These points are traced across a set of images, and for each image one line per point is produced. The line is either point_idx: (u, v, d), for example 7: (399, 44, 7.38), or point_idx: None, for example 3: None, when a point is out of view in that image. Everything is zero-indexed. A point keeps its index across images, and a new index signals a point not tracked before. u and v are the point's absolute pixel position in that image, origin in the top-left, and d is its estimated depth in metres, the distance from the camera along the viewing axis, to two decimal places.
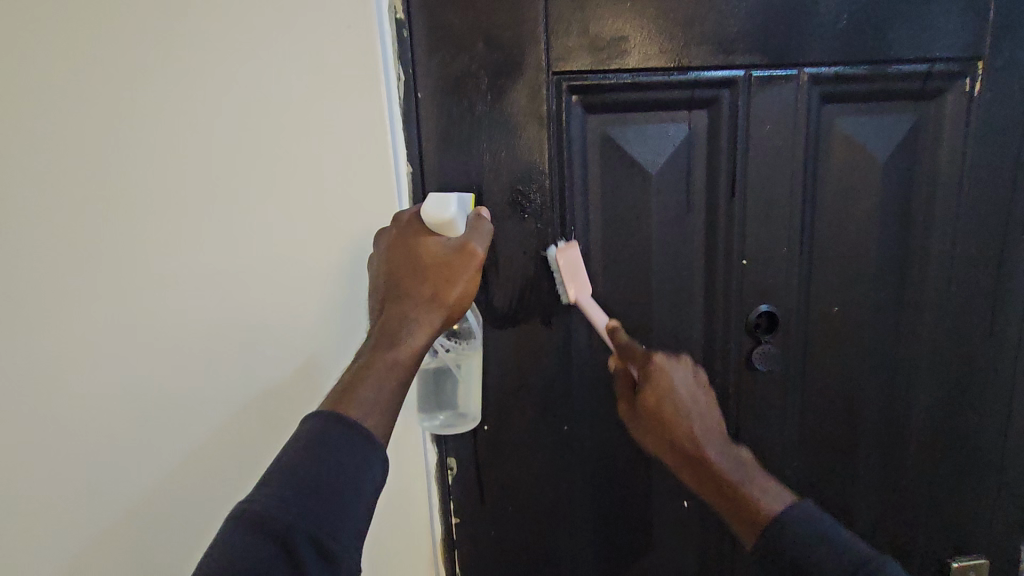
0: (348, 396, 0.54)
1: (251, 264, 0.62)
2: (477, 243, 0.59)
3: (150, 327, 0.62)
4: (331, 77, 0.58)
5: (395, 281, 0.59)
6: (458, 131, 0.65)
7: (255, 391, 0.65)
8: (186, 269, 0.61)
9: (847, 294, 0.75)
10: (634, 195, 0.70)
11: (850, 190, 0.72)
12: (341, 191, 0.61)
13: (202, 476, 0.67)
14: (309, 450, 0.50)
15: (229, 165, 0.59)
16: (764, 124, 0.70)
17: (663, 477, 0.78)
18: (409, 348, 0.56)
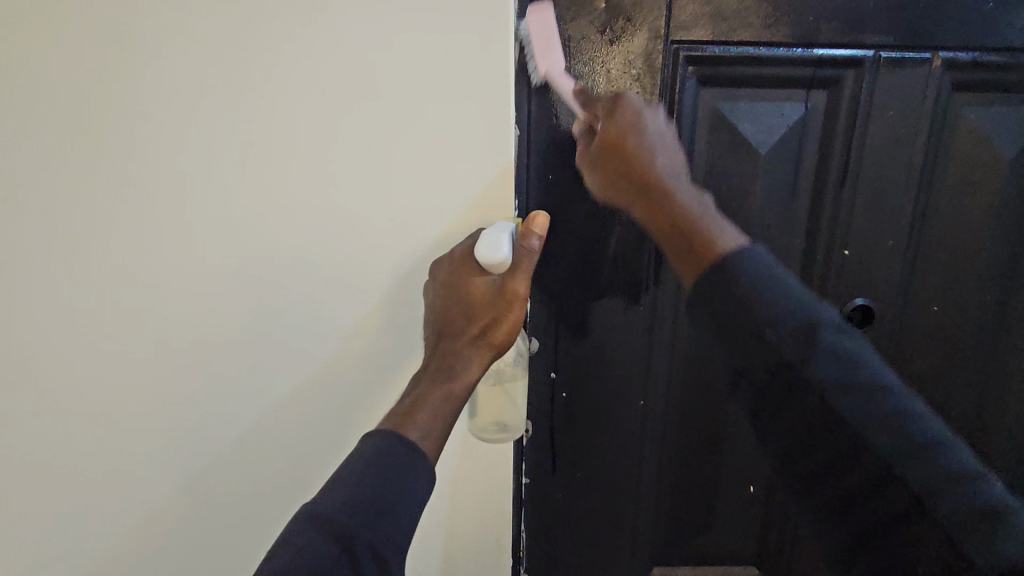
0: (406, 418, 0.58)
1: (356, 215, 0.65)
2: (520, 279, 0.62)
3: (264, 264, 0.67)
4: (456, 37, 0.59)
5: (447, 321, 0.63)
6: (569, 98, 0.65)
7: (354, 333, 0.69)
8: (301, 215, 0.65)
9: (950, 295, 0.72)
10: (739, 175, 0.68)
11: (971, 187, 0.69)
12: (448, 152, 0.63)
13: (297, 403, 0.72)
14: (371, 467, 0.53)
15: (348, 120, 0.62)
16: (886, 108, 0.66)
17: (731, 463, 0.78)
18: (462, 382, 0.62)
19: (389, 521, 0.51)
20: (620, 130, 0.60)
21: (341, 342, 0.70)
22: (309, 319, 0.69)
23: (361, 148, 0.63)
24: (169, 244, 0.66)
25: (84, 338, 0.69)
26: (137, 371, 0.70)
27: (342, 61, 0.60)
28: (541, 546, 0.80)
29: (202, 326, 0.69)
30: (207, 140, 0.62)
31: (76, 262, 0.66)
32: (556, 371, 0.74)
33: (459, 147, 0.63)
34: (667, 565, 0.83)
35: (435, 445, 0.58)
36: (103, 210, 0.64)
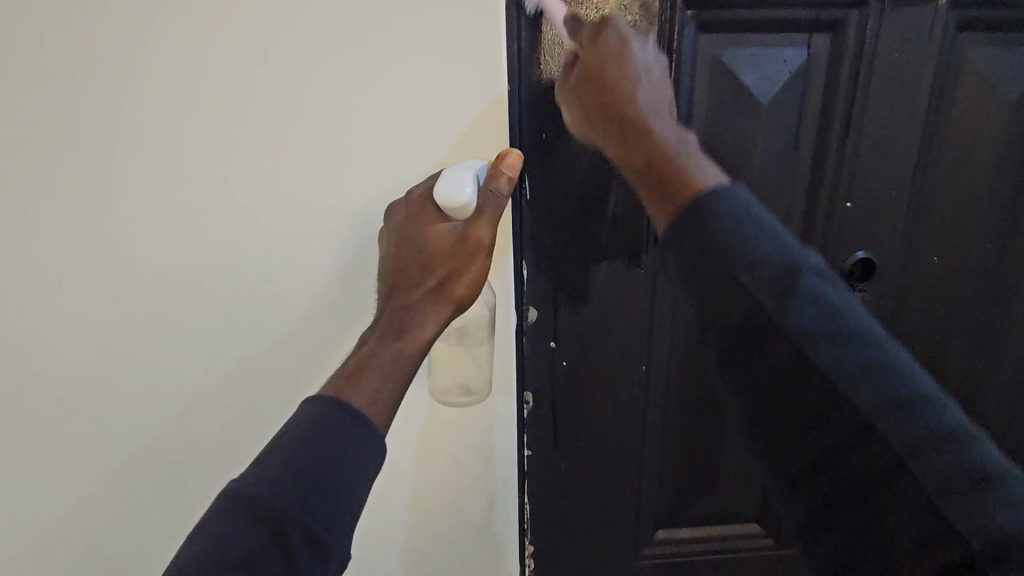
0: (351, 382, 0.54)
1: (334, 175, 0.60)
2: (484, 229, 0.58)
3: (239, 238, 0.61)
4: None
5: (403, 270, 0.60)
6: (562, 52, 0.61)
7: (328, 316, 0.65)
8: (276, 180, 0.60)
9: (950, 244, 0.71)
10: (741, 127, 0.65)
11: (974, 133, 0.67)
12: (431, 103, 0.59)
13: (273, 391, 0.67)
14: (311, 435, 0.49)
15: (320, 69, 0.56)
16: (891, 51, 0.64)
17: (734, 424, 0.78)
18: (415, 339, 0.59)
19: (329, 494, 0.47)
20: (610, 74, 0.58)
21: (326, 315, 0.65)
22: (291, 295, 0.64)
23: (335, 101, 0.57)
24: (130, 222, 0.59)
25: (41, 336, 0.62)
26: (104, 369, 0.64)
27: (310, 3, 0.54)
28: (545, 517, 0.79)
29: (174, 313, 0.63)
30: (162, 99, 0.56)
31: (25, 252, 0.59)
32: (556, 340, 0.71)
33: (446, 103, 0.59)
34: (671, 527, 0.83)
35: (382, 413, 0.55)
36: (51, 188, 0.57)
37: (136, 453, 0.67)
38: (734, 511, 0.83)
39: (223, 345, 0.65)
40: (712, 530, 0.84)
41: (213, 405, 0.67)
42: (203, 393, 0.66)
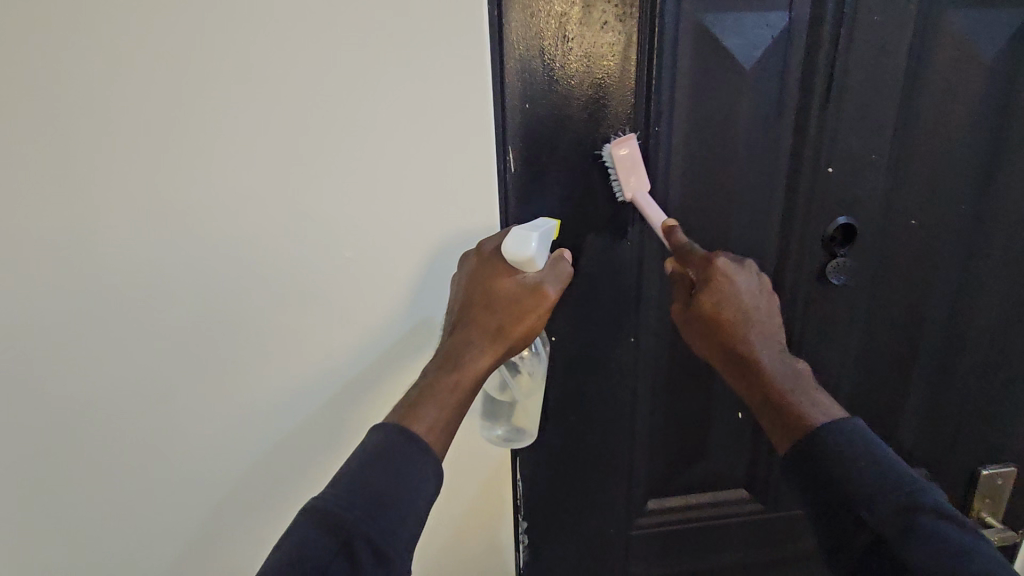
0: (411, 412, 0.57)
1: (371, 191, 0.61)
2: (551, 283, 0.61)
3: (285, 255, 0.63)
4: None
5: (466, 309, 0.62)
6: (542, 18, 0.59)
7: (337, 307, 0.66)
8: (312, 195, 0.61)
9: (929, 208, 0.73)
10: (724, 94, 0.65)
11: (951, 94, 0.68)
12: (449, 109, 0.59)
13: (284, 377, 0.68)
14: (375, 460, 0.53)
15: (338, 79, 0.56)
16: (871, 14, 0.63)
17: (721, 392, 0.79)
18: (472, 374, 0.60)
19: (389, 514, 0.51)
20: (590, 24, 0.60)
21: (375, 327, 0.67)
22: (339, 308, 0.66)
23: (362, 117, 0.58)
24: (173, 243, 0.61)
25: (56, 344, 0.63)
26: (117, 369, 0.65)
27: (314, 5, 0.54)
28: (537, 494, 0.79)
29: (214, 326, 0.65)
30: (192, 123, 0.57)
31: (31, 256, 0.60)
32: None
33: (433, 81, 0.57)
34: (662, 498, 0.84)
35: (439, 442, 0.57)
36: (34, 176, 0.57)
37: (142, 437, 0.69)
38: (724, 477, 0.84)
39: (267, 356, 0.67)
40: (701, 499, 0.85)
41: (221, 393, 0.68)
42: (251, 400, 0.69)
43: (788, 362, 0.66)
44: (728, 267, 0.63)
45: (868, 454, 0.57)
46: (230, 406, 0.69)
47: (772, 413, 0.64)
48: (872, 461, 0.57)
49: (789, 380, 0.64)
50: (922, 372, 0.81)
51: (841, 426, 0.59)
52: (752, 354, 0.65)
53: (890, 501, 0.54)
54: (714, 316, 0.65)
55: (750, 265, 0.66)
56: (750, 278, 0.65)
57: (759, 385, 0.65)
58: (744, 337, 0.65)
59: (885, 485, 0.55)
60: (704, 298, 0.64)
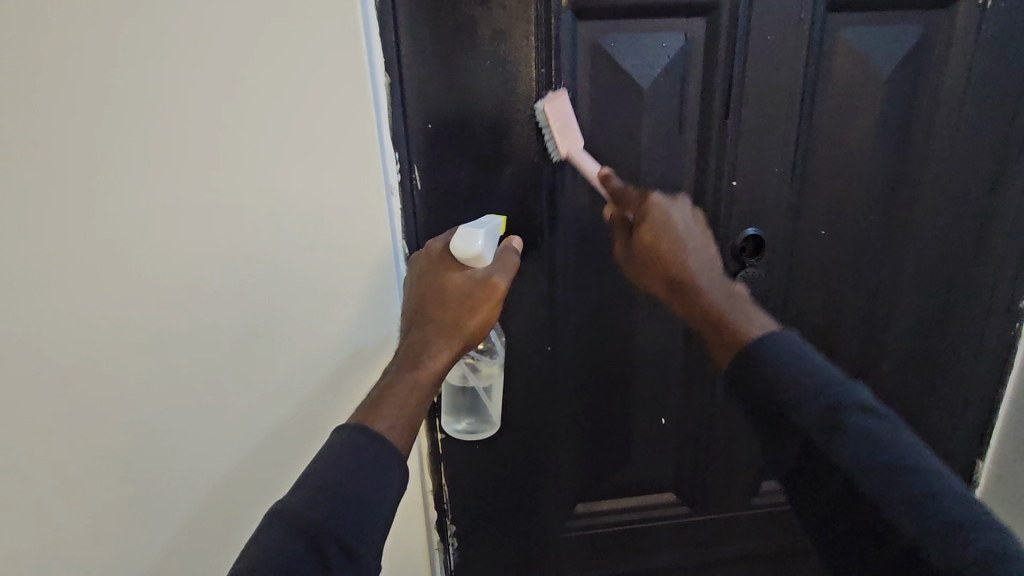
0: (372, 412, 0.56)
1: (292, 213, 0.60)
2: (500, 275, 0.61)
3: (215, 287, 0.61)
4: None
5: (419, 307, 0.61)
6: (438, 45, 0.61)
7: (267, 339, 0.64)
8: (232, 220, 0.59)
9: (836, 219, 0.75)
10: (624, 112, 0.67)
11: (851, 109, 0.70)
12: (358, 133, 0.59)
13: (216, 417, 0.66)
14: (345, 459, 0.52)
15: (237, 102, 0.55)
16: (765, 33, 0.66)
17: (642, 399, 0.81)
18: (430, 371, 0.60)
19: (364, 509, 0.50)
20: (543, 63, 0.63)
21: (310, 352, 0.66)
22: (273, 335, 0.64)
23: (270, 138, 0.57)
24: (98, 290, 0.59)
25: None
26: (40, 423, 0.63)
27: (198, 27, 0.53)
28: (464, 498, 0.82)
29: (146, 368, 0.63)
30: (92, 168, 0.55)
31: None
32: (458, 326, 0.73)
33: (333, 106, 0.57)
34: (590, 502, 0.86)
35: (404, 439, 0.56)
36: None
37: (62, 493, 0.66)
38: (652, 482, 0.86)
39: (202, 392, 0.65)
40: (630, 503, 0.87)
41: (144, 441, 0.66)
42: (195, 440, 0.67)
43: (728, 287, 0.61)
44: (662, 202, 0.64)
45: (805, 368, 0.53)
46: (173, 448, 0.66)
47: (709, 328, 0.60)
48: (816, 385, 0.52)
49: (727, 300, 0.60)
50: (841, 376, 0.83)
51: (776, 334, 0.56)
52: (692, 283, 0.62)
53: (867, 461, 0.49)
54: (651, 248, 0.63)
55: (685, 199, 0.66)
56: (685, 210, 0.65)
57: (699, 307, 0.61)
58: (682, 269, 0.62)
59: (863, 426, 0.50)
60: (643, 231, 0.63)
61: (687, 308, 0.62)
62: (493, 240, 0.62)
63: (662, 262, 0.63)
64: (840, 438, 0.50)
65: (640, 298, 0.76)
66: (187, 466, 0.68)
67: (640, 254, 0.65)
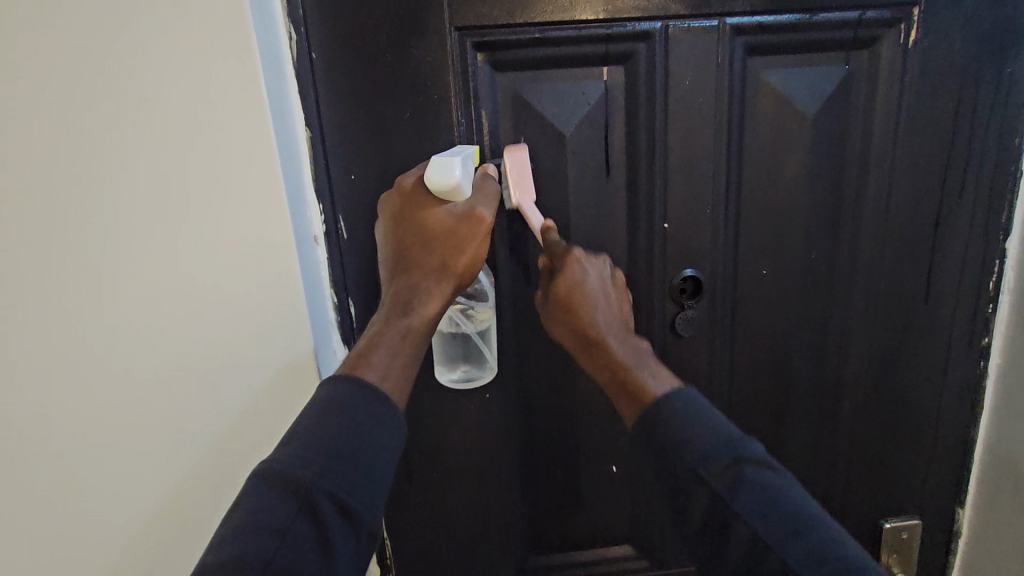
0: (360, 361, 0.55)
1: (210, 262, 0.58)
2: (484, 206, 0.60)
3: (131, 343, 0.58)
4: (196, 22, 0.52)
5: (404, 252, 0.61)
6: (358, 100, 0.63)
7: (193, 388, 0.61)
8: (145, 274, 0.57)
9: (777, 257, 0.74)
10: (549, 159, 0.68)
11: (781, 149, 0.70)
12: (268, 171, 0.57)
13: (139, 477, 0.61)
14: (329, 410, 0.50)
15: (144, 153, 0.54)
16: (684, 78, 0.66)
17: (591, 446, 0.79)
18: (422, 316, 0.59)
19: (355, 468, 0.48)
20: (567, 288, 0.62)
21: (235, 404, 0.62)
22: (196, 392, 0.61)
23: (182, 187, 0.56)
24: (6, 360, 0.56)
25: None
26: None
27: (97, 81, 0.52)
28: (409, 551, 0.80)
29: (55, 438, 0.59)
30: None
31: None
32: None
33: (242, 144, 0.56)
34: (545, 553, 0.83)
35: (397, 387, 0.55)
36: None
37: None
38: (608, 534, 0.83)
39: (118, 459, 0.60)
40: (585, 555, 0.84)
41: (61, 512, 0.60)
42: (108, 504, 0.61)
43: (632, 341, 0.62)
44: (583, 257, 0.64)
45: (699, 424, 0.52)
46: (88, 522, 0.61)
47: (614, 382, 0.59)
48: (715, 435, 0.51)
49: (632, 356, 0.59)
50: (798, 418, 0.81)
51: (676, 392, 0.54)
52: (602, 343, 0.61)
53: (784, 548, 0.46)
54: (563, 305, 0.62)
55: (606, 258, 0.67)
56: (601, 270, 0.66)
57: (604, 362, 0.60)
58: (591, 324, 0.61)
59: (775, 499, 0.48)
60: (557, 278, 0.63)
61: (592, 362, 0.61)
62: (470, 169, 0.60)
63: (568, 311, 0.62)
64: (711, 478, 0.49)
65: None
66: (107, 532, 0.62)
67: (550, 303, 0.64)
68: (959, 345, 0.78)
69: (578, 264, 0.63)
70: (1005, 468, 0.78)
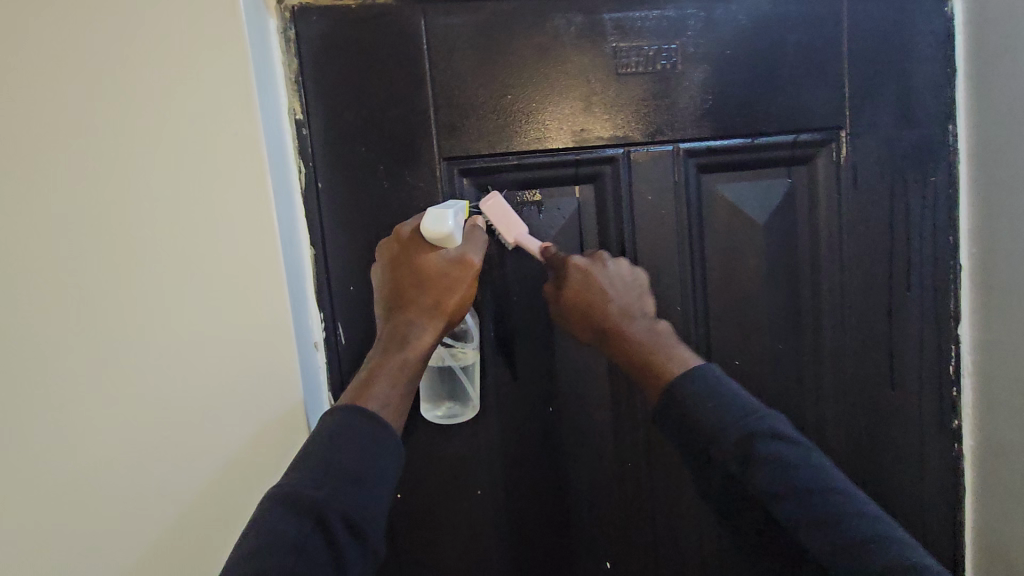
0: (364, 392, 0.60)
1: (213, 364, 0.62)
2: (474, 253, 0.65)
3: (137, 441, 0.62)
4: (213, 135, 0.60)
5: (399, 293, 0.65)
6: (358, 220, 0.71)
7: (182, 462, 0.63)
8: (154, 376, 0.62)
9: (747, 349, 0.79)
10: (531, 266, 0.74)
11: (739, 251, 0.77)
12: (265, 261, 0.62)
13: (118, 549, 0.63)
14: (333, 441, 0.54)
15: (157, 261, 0.60)
16: (647, 194, 0.75)
17: (583, 540, 0.79)
18: (416, 349, 0.63)
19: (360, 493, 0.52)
20: (580, 295, 0.68)
21: (217, 480, 0.63)
22: (184, 481, 0.63)
23: (193, 296, 0.61)
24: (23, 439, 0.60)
25: None
26: None
27: (127, 206, 0.59)
28: None
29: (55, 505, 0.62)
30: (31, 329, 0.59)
31: None
32: None
33: (242, 235, 0.61)
34: None
35: (394, 415, 0.61)
36: None
37: None
38: None
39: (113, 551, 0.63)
40: None
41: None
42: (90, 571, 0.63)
43: (652, 326, 0.68)
44: (588, 266, 0.68)
45: (718, 403, 0.58)
46: None
47: (641, 374, 0.65)
48: (731, 417, 0.56)
49: (651, 342, 0.65)
50: None
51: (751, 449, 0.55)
52: (620, 332, 0.67)
53: (802, 514, 0.52)
54: (577, 303, 0.68)
55: (604, 254, 0.70)
56: (609, 269, 0.69)
57: (628, 352, 0.66)
58: (612, 328, 0.67)
59: (799, 477, 0.53)
60: (565, 290, 0.69)
61: (619, 351, 0.67)
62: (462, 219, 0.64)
63: (586, 309, 0.68)
64: (753, 469, 0.54)
65: (566, 435, 0.77)
66: None
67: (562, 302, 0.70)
68: (930, 428, 0.82)
69: (579, 269, 0.68)
70: (996, 553, 0.79)
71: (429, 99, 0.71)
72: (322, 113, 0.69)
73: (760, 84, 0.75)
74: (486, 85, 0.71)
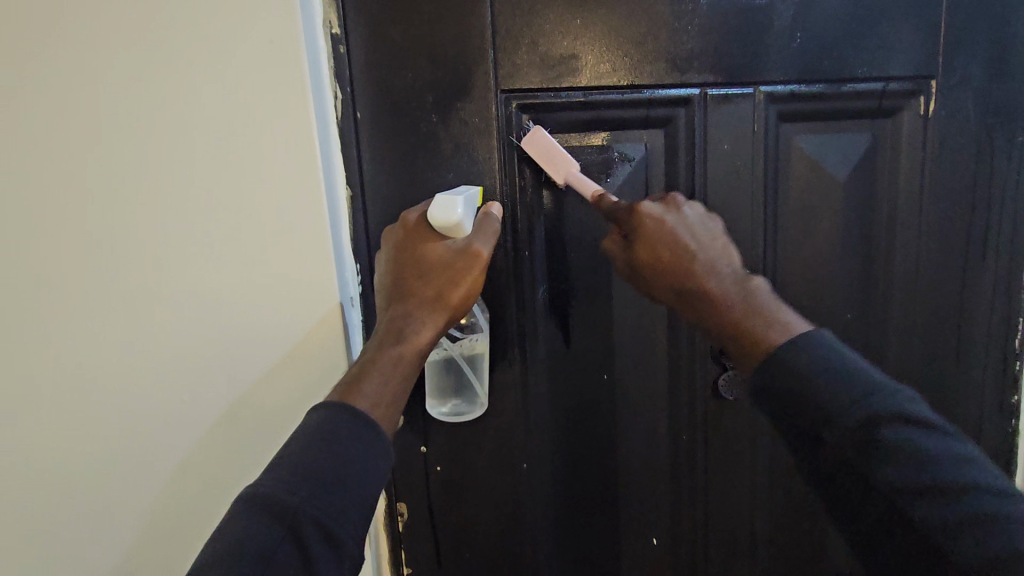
0: (353, 387, 0.51)
1: (244, 309, 0.57)
2: (483, 243, 0.57)
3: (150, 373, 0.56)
4: (248, 45, 0.53)
5: (400, 282, 0.57)
6: (402, 159, 0.62)
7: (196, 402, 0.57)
8: (172, 302, 0.55)
9: (813, 316, 0.73)
10: (593, 219, 0.67)
11: (815, 210, 0.71)
12: (301, 193, 0.56)
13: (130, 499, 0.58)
14: (314, 443, 0.46)
15: (180, 175, 0.54)
16: (721, 142, 0.68)
17: (633, 515, 0.74)
18: (415, 345, 0.54)
19: (342, 493, 0.44)
20: (642, 239, 0.58)
21: (238, 429, 0.58)
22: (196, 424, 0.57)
23: (215, 220, 0.55)
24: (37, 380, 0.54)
25: None
26: None
27: (164, 142, 0.53)
28: None
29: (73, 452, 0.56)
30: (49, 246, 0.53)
31: None
32: (427, 444, 0.67)
33: (277, 162, 0.55)
34: None
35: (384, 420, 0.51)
36: None
37: None
38: None
39: (130, 516, 0.58)
40: None
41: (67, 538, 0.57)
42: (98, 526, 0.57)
43: (733, 278, 0.56)
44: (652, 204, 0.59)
45: (828, 370, 0.47)
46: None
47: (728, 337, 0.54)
48: (849, 394, 0.46)
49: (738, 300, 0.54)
50: None
51: (870, 412, 0.45)
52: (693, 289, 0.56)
53: (944, 513, 0.43)
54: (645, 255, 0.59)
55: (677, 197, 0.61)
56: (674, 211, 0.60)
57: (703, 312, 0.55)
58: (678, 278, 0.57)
59: (935, 468, 0.44)
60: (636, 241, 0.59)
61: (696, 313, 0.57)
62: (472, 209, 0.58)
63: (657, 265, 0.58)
64: (884, 459, 0.44)
65: (620, 405, 0.71)
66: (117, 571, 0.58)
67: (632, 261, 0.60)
68: (991, 403, 0.78)
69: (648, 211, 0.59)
70: None
71: (487, 19, 0.61)
72: (363, 28, 0.59)
73: (854, 22, 0.67)
74: (552, 7, 0.62)
